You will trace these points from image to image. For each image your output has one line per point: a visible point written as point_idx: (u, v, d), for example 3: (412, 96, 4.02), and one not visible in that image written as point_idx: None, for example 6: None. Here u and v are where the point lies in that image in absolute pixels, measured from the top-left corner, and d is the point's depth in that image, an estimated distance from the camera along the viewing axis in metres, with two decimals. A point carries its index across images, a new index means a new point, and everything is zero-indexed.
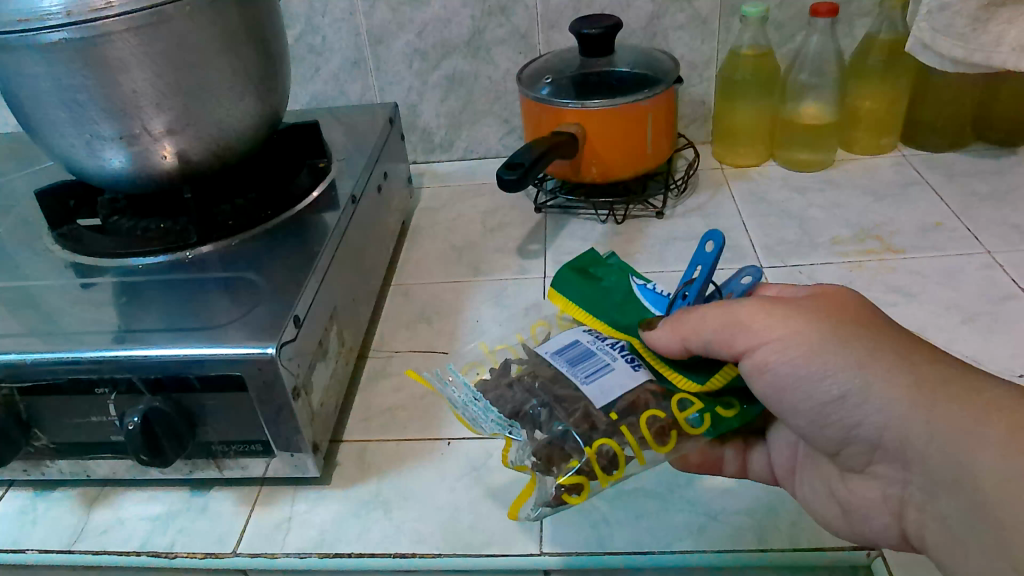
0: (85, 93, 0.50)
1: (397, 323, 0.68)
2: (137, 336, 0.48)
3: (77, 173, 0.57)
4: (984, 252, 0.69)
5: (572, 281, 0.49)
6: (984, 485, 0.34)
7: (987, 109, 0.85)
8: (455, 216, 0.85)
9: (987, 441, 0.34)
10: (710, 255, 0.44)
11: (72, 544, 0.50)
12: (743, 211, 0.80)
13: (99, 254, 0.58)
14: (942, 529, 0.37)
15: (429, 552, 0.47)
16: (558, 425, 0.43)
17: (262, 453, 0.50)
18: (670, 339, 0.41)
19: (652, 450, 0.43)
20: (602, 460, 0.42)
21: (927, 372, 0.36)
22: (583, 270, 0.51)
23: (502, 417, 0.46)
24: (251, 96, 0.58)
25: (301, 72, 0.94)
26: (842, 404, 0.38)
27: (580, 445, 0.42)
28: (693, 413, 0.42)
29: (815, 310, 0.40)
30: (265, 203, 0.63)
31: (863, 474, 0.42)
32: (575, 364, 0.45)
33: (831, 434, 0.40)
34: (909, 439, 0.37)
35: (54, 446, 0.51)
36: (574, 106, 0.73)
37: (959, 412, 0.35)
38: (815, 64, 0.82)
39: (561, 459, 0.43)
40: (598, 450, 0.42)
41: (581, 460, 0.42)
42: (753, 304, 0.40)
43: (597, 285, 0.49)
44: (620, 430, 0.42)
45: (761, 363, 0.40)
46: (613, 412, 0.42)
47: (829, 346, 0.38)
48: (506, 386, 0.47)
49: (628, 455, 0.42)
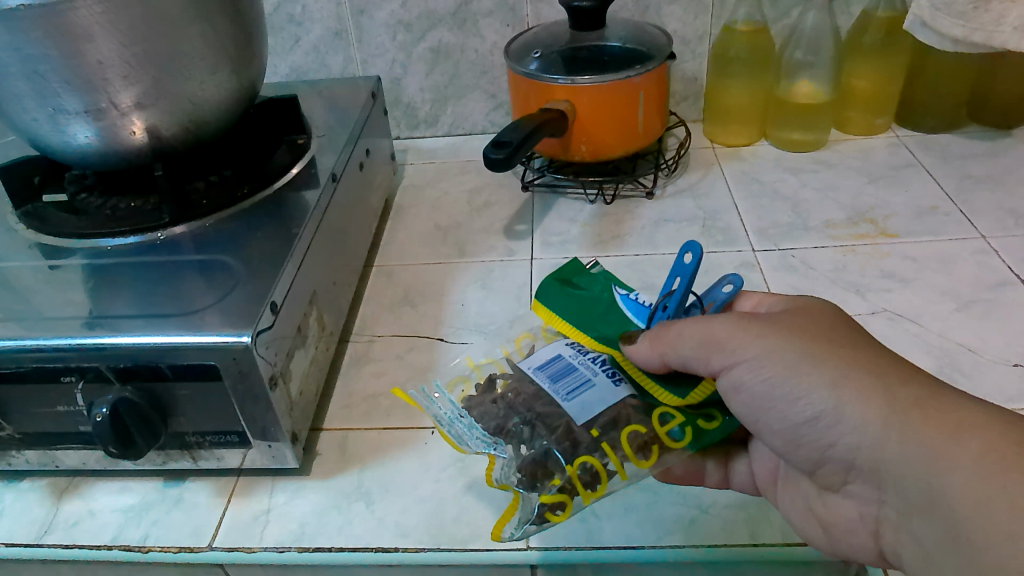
0: (47, 63, 0.47)
1: (380, 306, 0.66)
2: (106, 323, 0.45)
3: (41, 148, 0.54)
4: (979, 237, 0.67)
5: (556, 293, 0.48)
6: (959, 509, 0.32)
7: (984, 90, 0.84)
8: (440, 195, 0.83)
9: (959, 462, 0.33)
10: (688, 268, 0.43)
11: (41, 537, 0.48)
12: (735, 192, 0.78)
13: (66, 235, 0.56)
14: (918, 551, 0.36)
15: (412, 546, 0.45)
16: (540, 442, 0.42)
17: (238, 444, 0.48)
18: (649, 354, 0.41)
19: (635, 465, 0.42)
20: (584, 475, 0.41)
21: (902, 391, 0.35)
22: (567, 280, 0.49)
23: (486, 435, 0.45)
24: (225, 68, 0.55)
25: (280, 42, 0.91)
26: (816, 425, 0.37)
27: (562, 462, 0.41)
28: (675, 427, 0.42)
29: (792, 328, 0.38)
30: (242, 181, 0.60)
31: (840, 494, 0.40)
32: (557, 378, 0.44)
33: (806, 453, 0.39)
34: (884, 460, 0.35)
35: (20, 436, 0.48)
36: (564, 82, 0.70)
37: (931, 432, 0.34)
38: (811, 41, 0.80)
39: (544, 476, 0.41)
40: (581, 466, 0.41)
41: (564, 478, 0.41)
42: (731, 319, 0.39)
43: (582, 297, 0.48)
44: (601, 446, 0.41)
45: (736, 381, 0.39)
46: (594, 428, 0.42)
47: (802, 365, 0.37)
48: (490, 402, 0.46)
49: (610, 470, 0.41)
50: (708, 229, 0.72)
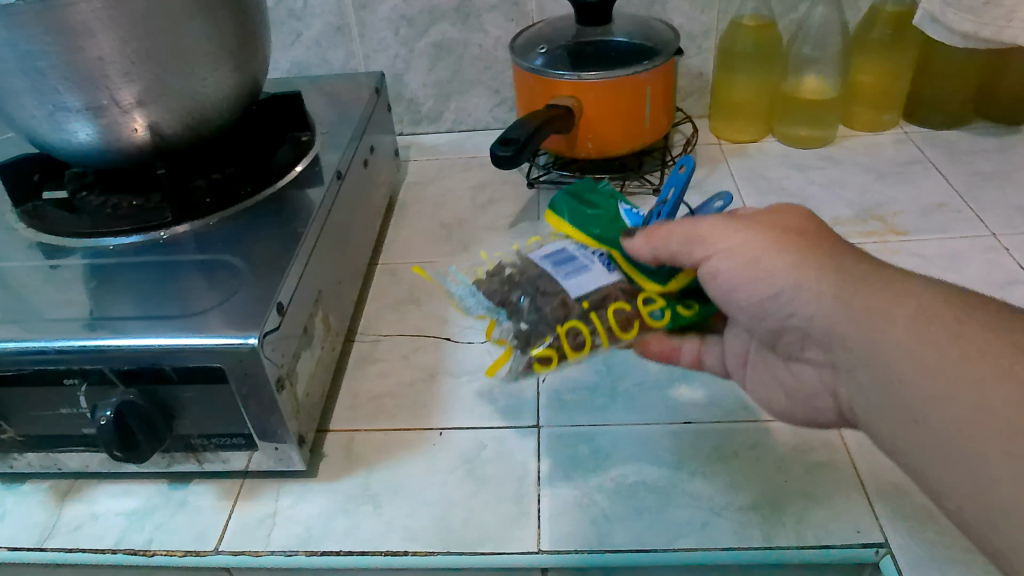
0: (47, 60, 0.46)
1: (385, 305, 0.65)
2: (109, 324, 0.44)
3: (41, 146, 0.53)
4: (989, 234, 0.67)
5: (566, 206, 0.51)
6: (902, 367, 0.33)
7: (992, 86, 0.83)
8: (444, 191, 0.82)
9: (897, 319, 0.34)
10: (682, 176, 0.47)
11: (43, 541, 0.47)
12: (742, 188, 0.77)
13: (66, 234, 0.55)
14: (862, 400, 0.36)
15: (421, 549, 0.45)
16: (537, 312, 0.46)
17: (244, 446, 0.47)
18: (643, 247, 0.42)
19: (617, 336, 0.44)
20: (572, 340, 0.44)
21: (856, 272, 0.36)
22: (577, 196, 0.52)
23: (492, 305, 0.49)
24: (228, 64, 0.54)
25: (281, 38, 0.90)
26: (777, 301, 0.38)
27: (553, 327, 0.45)
28: (657, 309, 0.44)
29: (768, 219, 0.39)
30: (245, 179, 0.59)
31: (800, 360, 0.41)
32: (565, 379, 0.46)
33: (768, 323, 0.40)
34: (840, 331, 0.36)
35: (21, 438, 0.48)
36: (570, 77, 0.70)
37: (879, 299, 0.34)
38: (818, 37, 0.81)
39: (536, 335, 0.45)
40: (569, 333, 0.44)
41: (553, 336, 0.44)
42: (716, 218, 0.40)
43: (591, 211, 0.50)
44: (589, 317, 0.44)
45: (712, 269, 0.40)
46: (584, 302, 0.44)
47: (770, 246, 0.38)
48: (496, 278, 0.50)
49: (596, 343, 0.44)
50: None
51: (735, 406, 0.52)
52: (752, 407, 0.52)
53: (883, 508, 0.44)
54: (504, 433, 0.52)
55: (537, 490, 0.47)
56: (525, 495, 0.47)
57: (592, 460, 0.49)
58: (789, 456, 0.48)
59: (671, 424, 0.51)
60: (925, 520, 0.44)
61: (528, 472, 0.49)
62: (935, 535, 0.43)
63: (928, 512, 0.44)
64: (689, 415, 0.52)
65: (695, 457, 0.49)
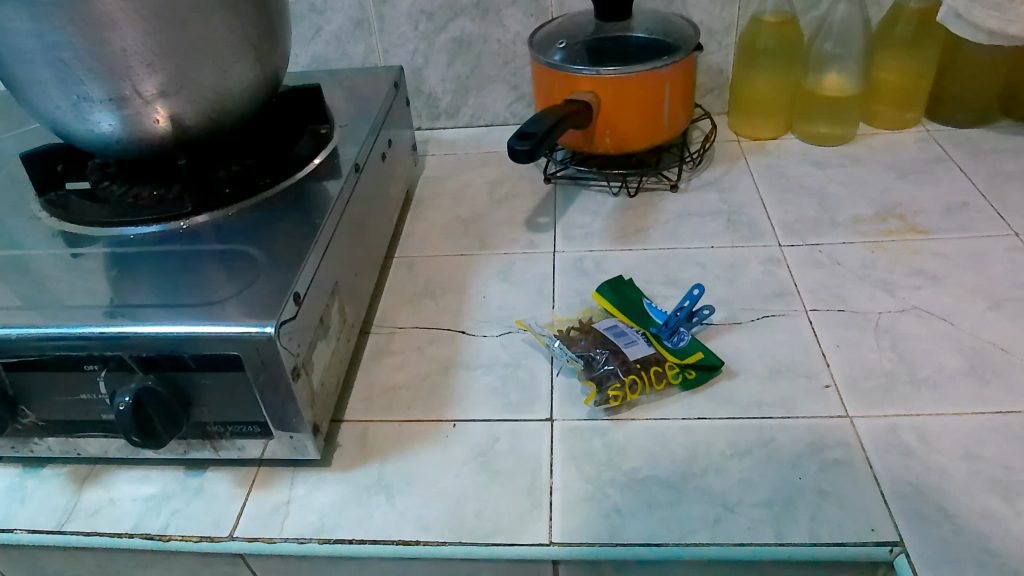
0: (71, 50, 0.47)
1: (401, 297, 0.66)
2: (129, 311, 0.45)
3: (65, 136, 0.54)
4: (1012, 234, 0.66)
5: (612, 296, 0.61)
6: None
7: (1017, 84, 0.83)
8: (462, 186, 0.82)
9: None
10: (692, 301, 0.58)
11: (62, 524, 0.48)
12: (761, 186, 0.77)
13: (88, 223, 0.56)
14: None
15: (434, 540, 0.45)
16: (608, 367, 0.54)
17: (260, 435, 0.48)
18: None
19: (658, 390, 0.53)
20: (632, 381, 0.53)
21: None
22: (620, 289, 0.61)
23: (570, 354, 0.55)
24: (249, 56, 0.54)
25: (301, 32, 0.90)
26: None
27: (619, 376, 0.53)
28: (674, 371, 0.53)
29: None
30: (264, 171, 0.60)
31: None
32: (614, 334, 0.57)
33: None
34: None
35: (42, 423, 0.48)
36: (588, 73, 0.70)
37: None
38: (841, 34, 0.79)
39: (604, 380, 0.53)
40: (631, 381, 0.53)
41: (620, 384, 0.52)
42: None
43: (630, 295, 0.61)
44: (646, 372, 0.53)
45: None
46: (638, 363, 0.54)
47: None
48: (575, 336, 0.57)
49: (652, 385, 0.53)
50: (733, 223, 0.71)
51: (750, 403, 0.52)
52: (767, 403, 0.52)
53: (898, 508, 0.44)
54: (517, 425, 0.52)
55: (549, 483, 0.47)
56: (538, 488, 0.47)
57: (605, 454, 0.49)
58: (803, 453, 0.48)
59: (686, 420, 0.51)
60: (941, 519, 0.43)
61: (541, 465, 0.49)
62: (951, 534, 0.42)
63: (944, 511, 0.44)
64: (703, 410, 0.52)
65: (709, 452, 0.49)
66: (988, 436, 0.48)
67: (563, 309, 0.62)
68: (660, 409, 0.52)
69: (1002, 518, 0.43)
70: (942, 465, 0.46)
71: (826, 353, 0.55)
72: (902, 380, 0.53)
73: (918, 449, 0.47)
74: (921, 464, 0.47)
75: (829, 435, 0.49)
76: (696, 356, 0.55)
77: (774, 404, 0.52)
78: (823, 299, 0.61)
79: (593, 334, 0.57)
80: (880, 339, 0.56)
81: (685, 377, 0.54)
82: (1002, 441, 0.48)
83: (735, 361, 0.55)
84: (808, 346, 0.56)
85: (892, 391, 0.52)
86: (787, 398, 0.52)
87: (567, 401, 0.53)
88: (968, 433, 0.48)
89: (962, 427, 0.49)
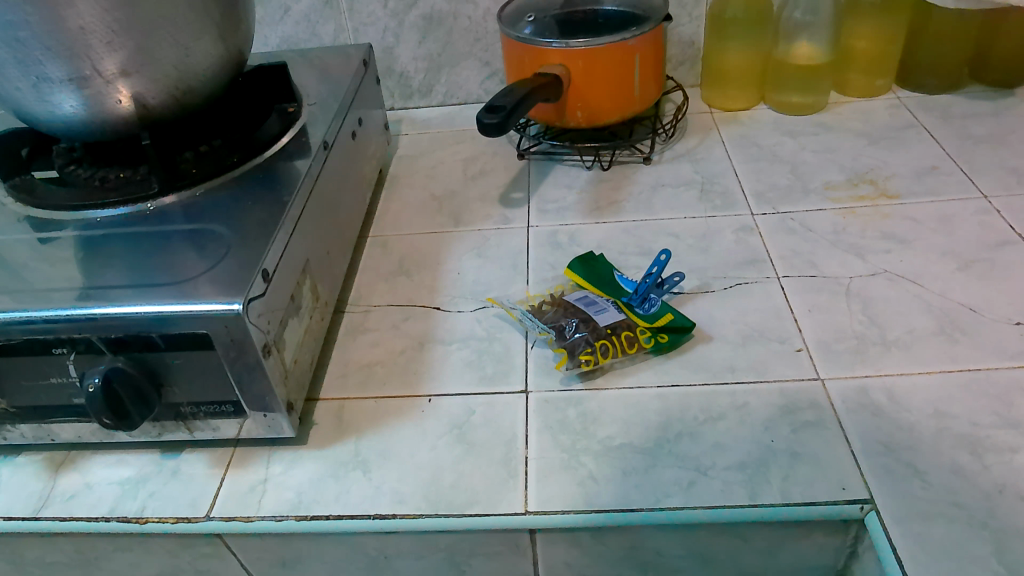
0: (27, 30, 0.46)
1: (375, 276, 0.65)
2: (98, 293, 0.45)
3: (28, 119, 0.53)
4: (981, 197, 0.66)
5: (585, 268, 0.61)
6: None
7: (987, 48, 0.83)
8: (435, 164, 0.82)
9: None
10: (660, 266, 0.58)
11: (39, 510, 0.48)
12: (734, 156, 0.77)
13: (54, 208, 0.55)
14: None
15: (409, 512, 0.45)
16: (578, 335, 0.54)
17: (233, 415, 0.47)
18: None
19: (630, 355, 0.54)
20: (604, 348, 0.53)
21: None
22: (593, 262, 0.61)
23: (542, 325, 0.56)
24: (211, 33, 0.54)
25: (268, 12, 0.89)
26: None
27: (588, 342, 0.53)
28: (647, 336, 0.54)
29: None
30: (231, 150, 0.59)
31: None
32: (584, 304, 0.57)
33: None
34: None
35: (14, 410, 0.48)
36: (558, 45, 0.69)
37: None
38: (811, 1, 0.78)
39: (576, 348, 0.53)
40: (602, 346, 0.53)
41: (590, 350, 0.53)
42: None
43: (600, 266, 0.61)
44: (617, 338, 0.54)
45: None
46: (608, 328, 0.54)
47: None
48: (549, 309, 0.57)
49: (624, 352, 0.53)
50: (707, 193, 0.71)
51: (723, 368, 0.52)
52: (739, 367, 0.52)
53: (869, 467, 0.44)
54: (492, 399, 0.52)
55: (525, 453, 0.48)
56: (513, 458, 0.47)
57: (580, 424, 0.49)
58: (775, 416, 0.48)
59: (659, 387, 0.51)
60: (910, 476, 0.44)
61: (515, 436, 0.49)
62: (920, 489, 0.43)
63: (913, 468, 0.44)
64: (676, 376, 0.52)
65: (683, 418, 0.49)
66: (957, 394, 0.49)
67: (536, 282, 0.62)
68: (634, 376, 0.53)
69: (970, 473, 0.44)
70: (912, 423, 0.47)
71: (798, 319, 0.56)
72: (872, 342, 0.53)
73: (888, 408, 0.48)
74: (891, 423, 0.47)
75: (800, 397, 0.49)
76: (667, 318, 0.55)
77: (746, 368, 0.52)
78: (795, 266, 0.61)
79: (564, 306, 0.57)
80: (851, 303, 0.57)
81: (658, 341, 0.54)
82: (970, 398, 0.48)
83: (710, 327, 0.56)
84: (780, 311, 0.57)
85: (862, 353, 0.52)
86: (758, 362, 0.52)
87: (540, 372, 0.54)
88: (937, 392, 0.49)
89: (932, 385, 0.49)
